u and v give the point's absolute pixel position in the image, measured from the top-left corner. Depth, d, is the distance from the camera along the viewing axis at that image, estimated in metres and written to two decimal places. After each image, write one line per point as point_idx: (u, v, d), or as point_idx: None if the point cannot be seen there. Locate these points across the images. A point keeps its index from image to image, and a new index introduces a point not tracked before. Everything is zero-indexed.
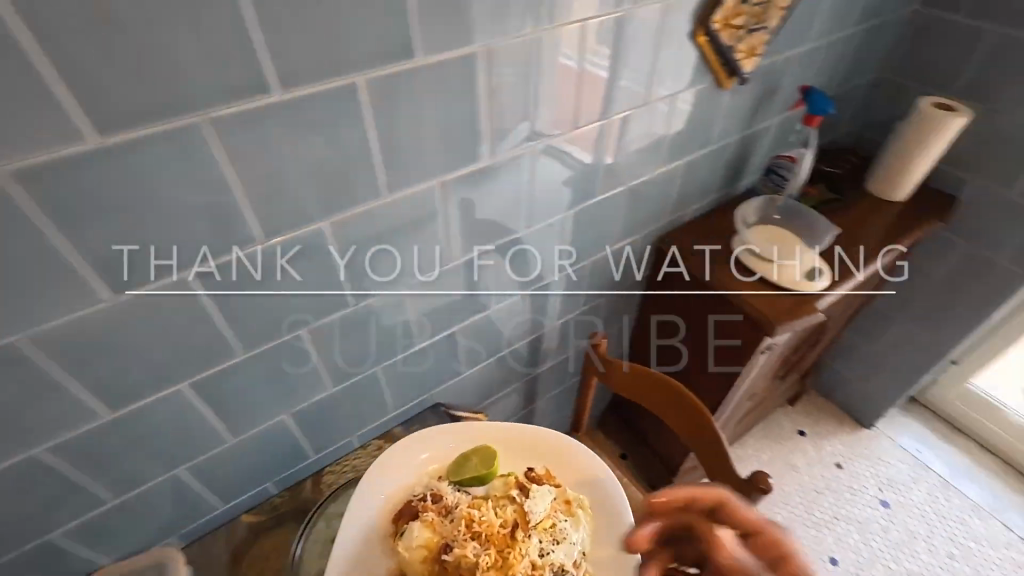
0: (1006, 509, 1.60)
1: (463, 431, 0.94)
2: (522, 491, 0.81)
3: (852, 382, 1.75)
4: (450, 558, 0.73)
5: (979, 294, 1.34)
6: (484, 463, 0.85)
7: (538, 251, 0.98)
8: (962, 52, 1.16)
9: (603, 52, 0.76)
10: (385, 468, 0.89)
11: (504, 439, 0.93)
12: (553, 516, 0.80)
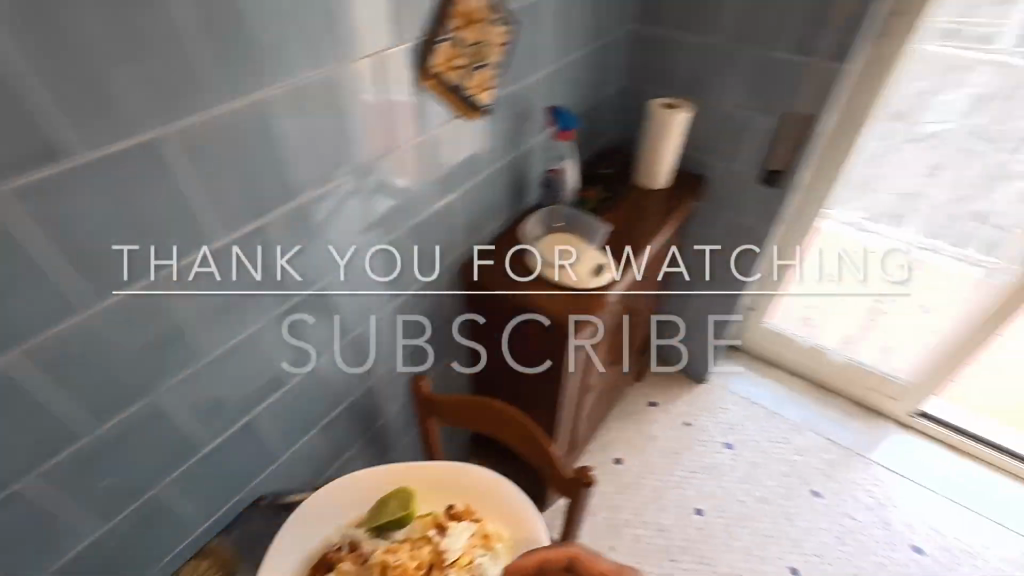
0: (816, 419, 1.90)
1: (390, 471, 1.02)
2: (439, 530, 0.90)
3: (681, 346, 1.96)
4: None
5: (738, 252, 1.59)
6: (403, 505, 0.93)
7: (326, 314, 0.95)
8: (671, 61, 1.38)
9: (320, 109, 0.75)
10: (305, 516, 0.95)
11: (431, 483, 1.01)
12: (470, 552, 0.87)
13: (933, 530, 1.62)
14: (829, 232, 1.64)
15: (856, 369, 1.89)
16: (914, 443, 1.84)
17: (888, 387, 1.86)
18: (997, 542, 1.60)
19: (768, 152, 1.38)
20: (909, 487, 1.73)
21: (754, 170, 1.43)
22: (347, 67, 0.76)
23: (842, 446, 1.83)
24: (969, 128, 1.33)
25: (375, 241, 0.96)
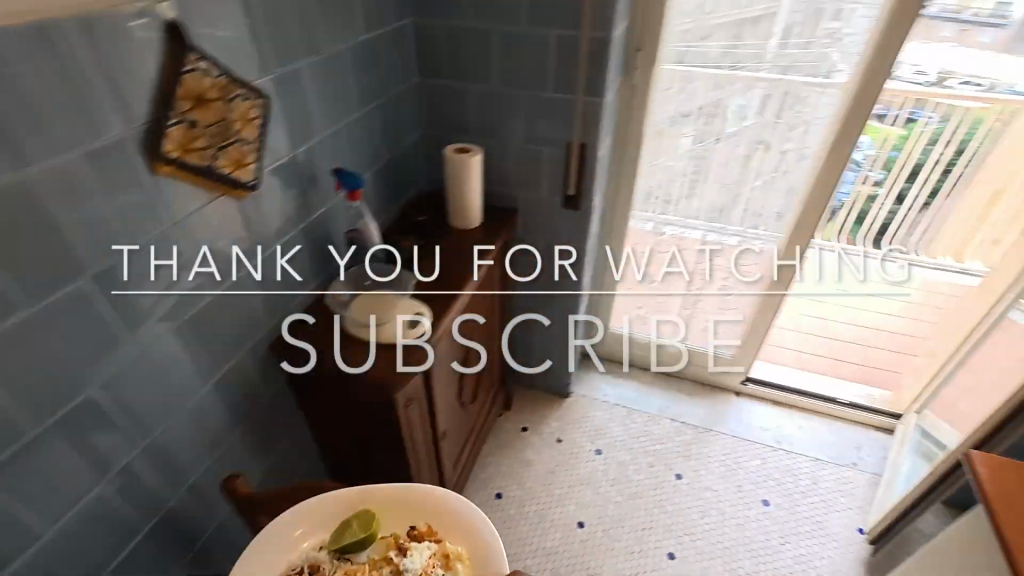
0: (670, 407, 2.08)
1: (359, 492, 1.04)
2: (400, 553, 0.93)
3: (538, 367, 2.05)
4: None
5: (564, 271, 1.71)
6: (367, 524, 0.96)
7: (93, 434, 0.83)
8: (461, 108, 1.47)
9: (31, 209, 0.67)
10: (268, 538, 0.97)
11: (399, 504, 1.04)
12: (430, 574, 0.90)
13: (777, 481, 1.83)
14: (642, 236, 1.86)
15: (693, 353, 2.10)
16: (750, 407, 2.08)
17: (720, 364, 2.09)
18: (825, 476, 1.84)
19: (562, 179, 1.51)
20: (752, 447, 1.94)
21: (556, 196, 1.55)
22: (59, 161, 0.68)
23: (692, 425, 2.02)
24: (714, 137, 1.59)
25: (145, 340, 0.87)
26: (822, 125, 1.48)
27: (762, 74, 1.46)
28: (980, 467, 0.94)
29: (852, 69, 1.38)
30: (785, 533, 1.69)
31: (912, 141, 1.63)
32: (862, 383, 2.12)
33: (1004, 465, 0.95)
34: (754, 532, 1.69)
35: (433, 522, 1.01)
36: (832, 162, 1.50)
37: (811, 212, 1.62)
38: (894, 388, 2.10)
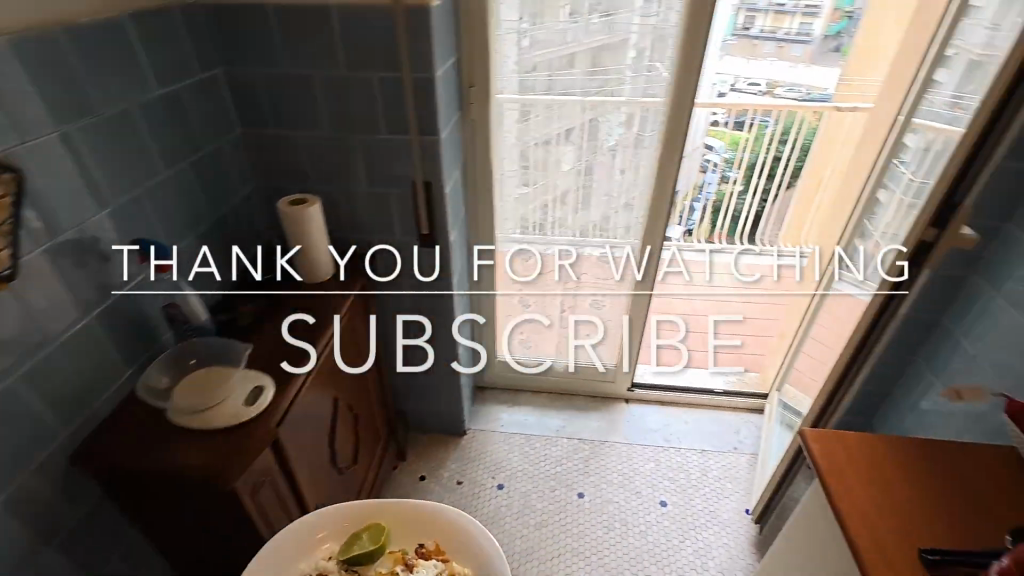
0: (566, 425, 2.10)
1: (366, 505, 1.06)
2: (406, 570, 0.96)
3: (428, 409, 1.99)
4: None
5: (435, 308, 1.68)
6: (372, 539, 1.00)
7: None
8: (294, 155, 1.40)
9: None
10: (277, 546, 1.00)
11: (408, 519, 1.05)
12: None
13: (671, 480, 1.90)
14: (506, 265, 1.90)
15: (579, 369, 2.15)
16: (638, 411, 2.16)
17: (605, 375, 2.16)
18: (712, 466, 1.95)
19: (413, 217, 1.48)
20: (646, 451, 2.00)
21: (411, 236, 1.52)
22: None
23: (588, 439, 2.05)
24: (558, 160, 1.67)
25: None
26: (650, 141, 1.60)
27: (591, 94, 1.55)
28: (813, 439, 1.02)
29: (664, 89, 1.50)
30: (683, 530, 1.75)
31: (757, 142, 2.47)
32: (730, 370, 2.35)
33: (833, 434, 1.03)
34: (656, 536, 1.73)
35: (438, 539, 1.03)
36: (664, 173, 1.62)
37: (655, 222, 1.73)
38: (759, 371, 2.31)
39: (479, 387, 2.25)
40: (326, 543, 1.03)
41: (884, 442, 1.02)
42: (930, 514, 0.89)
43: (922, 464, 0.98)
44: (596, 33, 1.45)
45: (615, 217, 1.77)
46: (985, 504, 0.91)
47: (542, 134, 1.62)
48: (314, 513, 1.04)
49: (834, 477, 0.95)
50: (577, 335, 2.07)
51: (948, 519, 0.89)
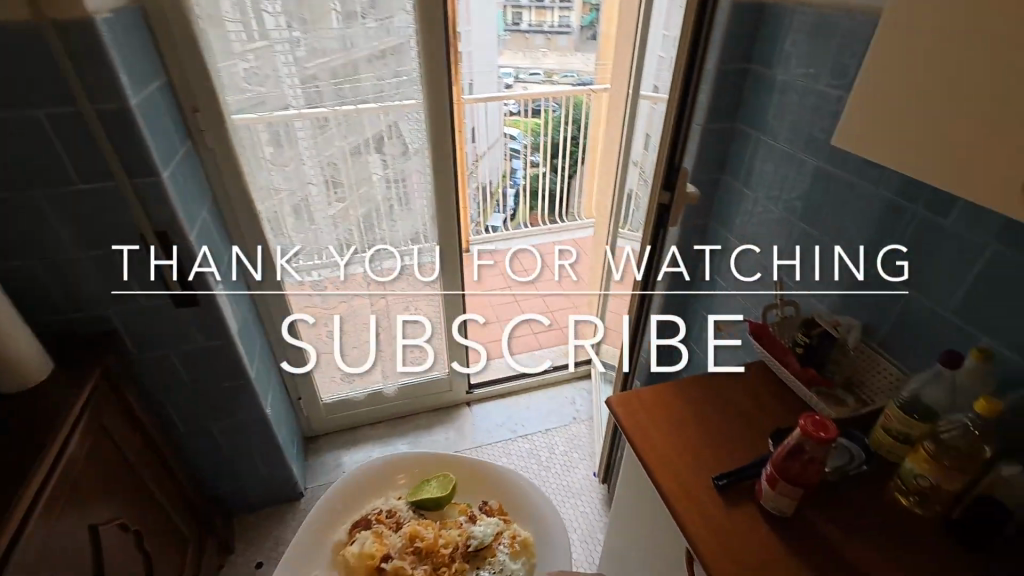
0: (414, 448, 2.00)
1: (440, 462, 1.33)
2: (469, 523, 1.18)
3: (250, 483, 1.72)
4: (392, 563, 1.07)
5: (221, 372, 1.43)
6: (440, 490, 1.24)
7: None
8: None
9: None
10: (357, 487, 1.28)
11: (471, 478, 1.30)
12: (495, 542, 1.14)
13: (525, 470, 1.93)
14: (303, 301, 1.71)
15: (413, 387, 2.05)
16: (482, 411, 2.16)
17: (441, 385, 2.10)
18: (559, 442, 2.04)
19: (158, 276, 1.22)
20: (497, 449, 2.00)
21: (161, 298, 1.26)
22: None
23: None
24: (326, 179, 1.50)
25: None
26: (421, 145, 1.52)
27: (345, 104, 1.40)
28: (619, 402, 1.10)
29: (419, 90, 1.43)
30: None
31: (553, 125, 3.04)
32: (558, 346, 2.51)
33: (634, 394, 1.12)
34: None
35: (500, 502, 1.26)
36: (444, 175, 1.57)
37: (448, 225, 1.67)
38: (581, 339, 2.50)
39: (311, 437, 2.02)
40: (400, 491, 1.29)
41: (674, 389, 1.13)
42: (715, 454, 0.99)
43: (698, 406, 1.09)
44: (330, 40, 1.31)
45: (407, 228, 1.66)
46: (750, 429, 1.04)
47: (301, 153, 1.44)
48: (397, 461, 1.33)
49: (638, 436, 1.03)
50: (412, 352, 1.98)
51: (727, 451, 1.00)
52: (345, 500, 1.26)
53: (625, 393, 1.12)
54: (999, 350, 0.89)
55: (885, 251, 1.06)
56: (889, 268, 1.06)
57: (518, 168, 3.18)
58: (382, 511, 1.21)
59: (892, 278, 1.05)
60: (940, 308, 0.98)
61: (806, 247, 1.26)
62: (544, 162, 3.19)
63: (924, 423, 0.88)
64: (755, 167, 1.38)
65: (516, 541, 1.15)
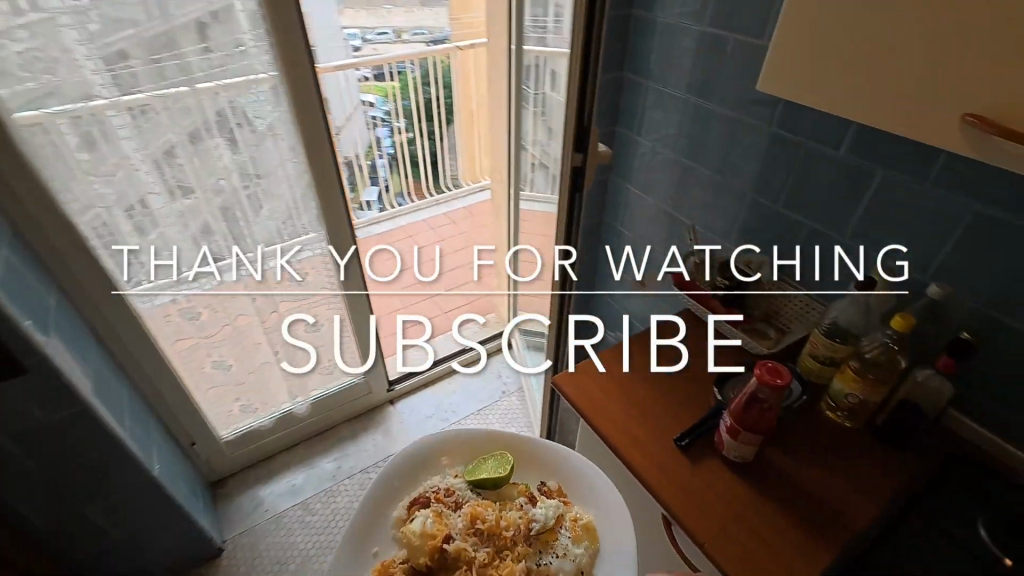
0: (342, 464, 1.82)
1: (492, 431, 0.90)
2: (531, 504, 0.81)
3: (152, 555, 1.44)
4: (453, 547, 0.73)
5: (81, 442, 1.14)
6: (502, 466, 0.84)
7: None
8: None
9: None
10: (410, 459, 0.86)
11: (530, 449, 0.90)
12: (559, 530, 0.79)
13: None
14: (174, 335, 1.42)
15: (328, 400, 1.85)
16: (407, 407, 2.02)
17: (360, 390, 1.92)
18: (495, 420, 1.98)
19: None
20: None
21: None
22: None
23: (371, 466, 1.81)
24: (173, 182, 1.22)
25: None
26: (286, 128, 1.28)
27: (166, 87, 1.12)
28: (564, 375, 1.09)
29: (269, 62, 1.18)
30: None
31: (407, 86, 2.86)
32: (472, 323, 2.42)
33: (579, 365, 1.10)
34: None
35: (561, 480, 0.88)
36: (319, 162, 1.35)
37: (336, 217, 1.46)
38: (493, 311, 2.45)
39: (216, 481, 1.75)
40: (459, 459, 0.88)
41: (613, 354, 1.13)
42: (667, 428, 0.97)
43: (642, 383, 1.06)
44: (137, 7, 1.01)
45: (285, 225, 1.42)
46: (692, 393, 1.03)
47: (134, 152, 1.15)
48: (452, 433, 0.89)
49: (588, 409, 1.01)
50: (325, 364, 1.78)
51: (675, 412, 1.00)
52: (400, 471, 0.85)
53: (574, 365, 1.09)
54: (895, 266, 0.97)
55: (882, 248, 0.97)
56: (888, 268, 0.97)
57: (387, 137, 2.96)
58: (436, 489, 0.82)
59: (892, 279, 0.96)
60: (839, 234, 1.05)
61: (711, 189, 1.30)
62: (409, 128, 2.99)
63: (846, 345, 0.94)
64: (648, 116, 1.40)
65: (580, 527, 0.80)
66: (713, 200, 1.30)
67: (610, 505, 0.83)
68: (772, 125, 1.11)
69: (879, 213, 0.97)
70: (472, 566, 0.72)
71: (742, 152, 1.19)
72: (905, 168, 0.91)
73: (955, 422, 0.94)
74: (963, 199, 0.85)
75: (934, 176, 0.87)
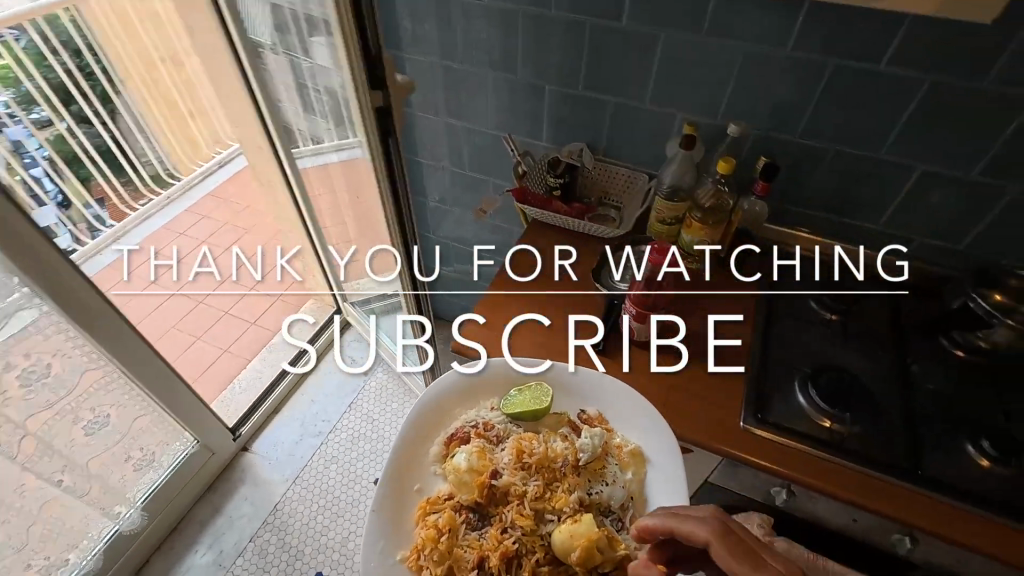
0: (221, 548, 1.47)
1: (531, 370, 0.93)
2: (574, 434, 0.92)
3: None
4: (502, 482, 0.88)
5: None
6: (539, 399, 0.91)
7: None
8: None
9: None
10: (451, 395, 0.93)
11: (571, 380, 0.94)
12: (602, 457, 0.89)
13: (363, 456, 1.67)
14: None
15: (164, 493, 1.43)
16: (265, 445, 1.69)
17: (198, 459, 1.51)
18: (370, 407, 1.80)
19: None
20: (319, 464, 1.65)
21: None
22: None
23: (259, 530, 1.51)
24: None
25: None
26: None
27: None
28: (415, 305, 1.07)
29: None
30: None
31: (35, 63, 2.04)
32: (293, 317, 2.09)
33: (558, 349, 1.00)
34: None
35: (600, 408, 0.93)
36: None
37: (51, 270, 1.01)
38: (311, 297, 2.15)
39: None
40: (496, 391, 0.95)
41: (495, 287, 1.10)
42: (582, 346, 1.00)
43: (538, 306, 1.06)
44: None
45: None
46: (581, 300, 1.08)
47: None
48: (492, 365, 0.94)
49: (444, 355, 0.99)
50: (136, 454, 1.34)
51: (674, 392, 0.93)
52: (438, 409, 0.92)
53: (570, 359, 0.98)
54: (694, 117, 1.06)
55: (885, 250, 1.07)
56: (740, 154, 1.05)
57: (29, 138, 2.04)
58: (474, 424, 0.92)
59: (892, 277, 1.06)
60: (640, 102, 1.10)
61: (502, 89, 1.24)
62: (63, 116, 2.15)
63: (683, 201, 1.03)
64: (410, 27, 1.23)
65: (629, 455, 0.88)
66: (513, 101, 1.24)
67: (651, 420, 0.88)
68: (545, 8, 1.07)
69: (670, 72, 1.03)
70: (523, 497, 0.87)
71: (528, 43, 1.13)
72: (682, 24, 0.97)
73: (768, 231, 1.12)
74: (734, 41, 0.95)
75: (707, 25, 0.95)
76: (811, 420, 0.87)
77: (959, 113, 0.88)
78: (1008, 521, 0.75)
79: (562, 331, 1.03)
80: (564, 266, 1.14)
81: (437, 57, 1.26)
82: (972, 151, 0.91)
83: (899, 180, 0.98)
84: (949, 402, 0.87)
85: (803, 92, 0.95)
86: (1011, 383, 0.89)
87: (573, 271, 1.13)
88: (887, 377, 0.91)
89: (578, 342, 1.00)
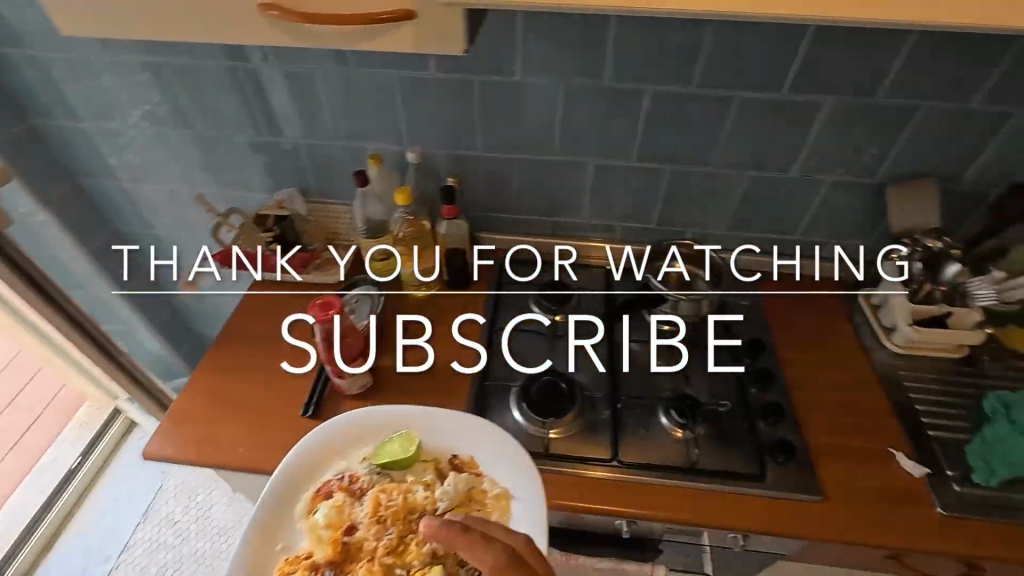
0: None
1: (401, 413, 0.81)
2: (438, 482, 0.77)
3: None
4: (356, 538, 0.72)
5: None
6: (407, 447, 0.78)
7: None
8: None
9: None
10: (324, 445, 0.78)
11: (446, 422, 0.81)
12: (466, 504, 0.75)
13: (165, 568, 1.47)
14: None
15: None
16: None
17: None
18: (165, 508, 1.58)
19: None
20: None
21: None
22: None
23: None
24: None
25: None
26: None
27: None
28: (417, 314, 1.03)
29: None
30: None
31: None
32: (65, 429, 1.76)
33: (283, 415, 0.89)
34: None
35: (475, 451, 0.79)
36: None
37: None
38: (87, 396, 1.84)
39: None
40: (369, 440, 0.80)
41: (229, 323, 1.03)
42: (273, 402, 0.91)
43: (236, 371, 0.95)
44: None
45: None
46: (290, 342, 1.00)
47: None
48: (360, 413, 0.80)
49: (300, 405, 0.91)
50: None
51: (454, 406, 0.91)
52: (309, 459, 0.77)
53: (571, 361, 0.96)
54: (380, 148, 1.03)
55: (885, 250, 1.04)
56: (434, 176, 1.05)
57: None
58: (340, 476, 0.77)
59: None
60: (328, 140, 1.05)
61: (198, 147, 1.12)
62: None
63: (386, 235, 1.02)
64: (71, 92, 1.07)
65: (494, 499, 0.75)
66: (214, 160, 1.14)
67: (514, 452, 0.77)
68: (234, 58, 0.97)
69: (342, 109, 0.99)
70: (375, 553, 0.71)
71: (206, 94, 1.03)
72: (332, 60, 0.93)
73: (485, 239, 1.13)
74: (387, 69, 0.93)
75: (352, 59, 0.93)
76: (529, 436, 0.87)
77: (591, 114, 0.93)
78: (694, 485, 0.81)
79: (561, 331, 1.00)
80: (563, 267, 1.11)
81: (118, 123, 1.11)
82: (617, 144, 0.97)
83: (580, 175, 1.02)
84: (647, 379, 0.93)
85: (464, 113, 0.96)
86: (699, 347, 0.97)
87: (573, 271, 1.10)
88: (595, 371, 0.95)
89: (578, 342, 0.98)
